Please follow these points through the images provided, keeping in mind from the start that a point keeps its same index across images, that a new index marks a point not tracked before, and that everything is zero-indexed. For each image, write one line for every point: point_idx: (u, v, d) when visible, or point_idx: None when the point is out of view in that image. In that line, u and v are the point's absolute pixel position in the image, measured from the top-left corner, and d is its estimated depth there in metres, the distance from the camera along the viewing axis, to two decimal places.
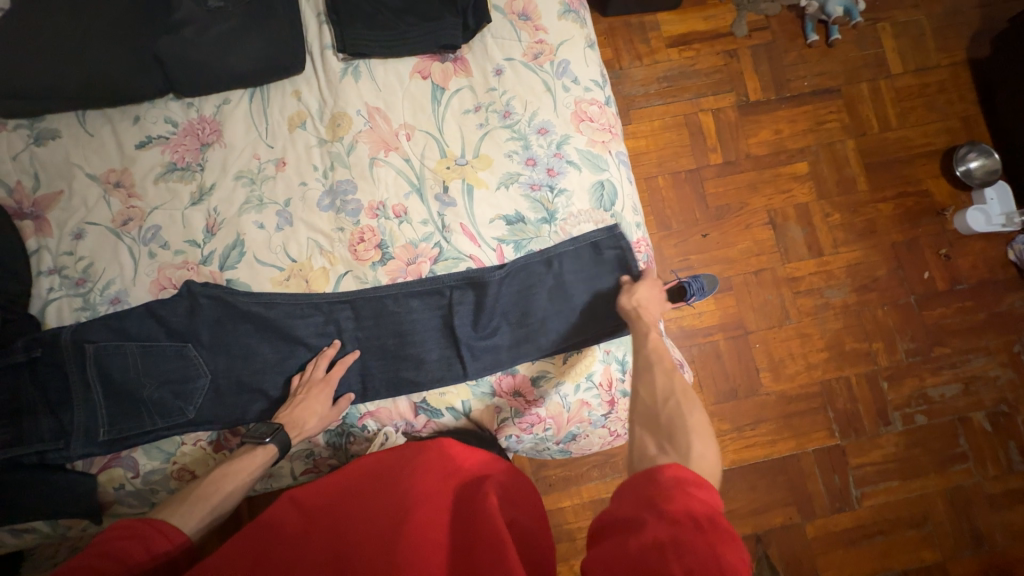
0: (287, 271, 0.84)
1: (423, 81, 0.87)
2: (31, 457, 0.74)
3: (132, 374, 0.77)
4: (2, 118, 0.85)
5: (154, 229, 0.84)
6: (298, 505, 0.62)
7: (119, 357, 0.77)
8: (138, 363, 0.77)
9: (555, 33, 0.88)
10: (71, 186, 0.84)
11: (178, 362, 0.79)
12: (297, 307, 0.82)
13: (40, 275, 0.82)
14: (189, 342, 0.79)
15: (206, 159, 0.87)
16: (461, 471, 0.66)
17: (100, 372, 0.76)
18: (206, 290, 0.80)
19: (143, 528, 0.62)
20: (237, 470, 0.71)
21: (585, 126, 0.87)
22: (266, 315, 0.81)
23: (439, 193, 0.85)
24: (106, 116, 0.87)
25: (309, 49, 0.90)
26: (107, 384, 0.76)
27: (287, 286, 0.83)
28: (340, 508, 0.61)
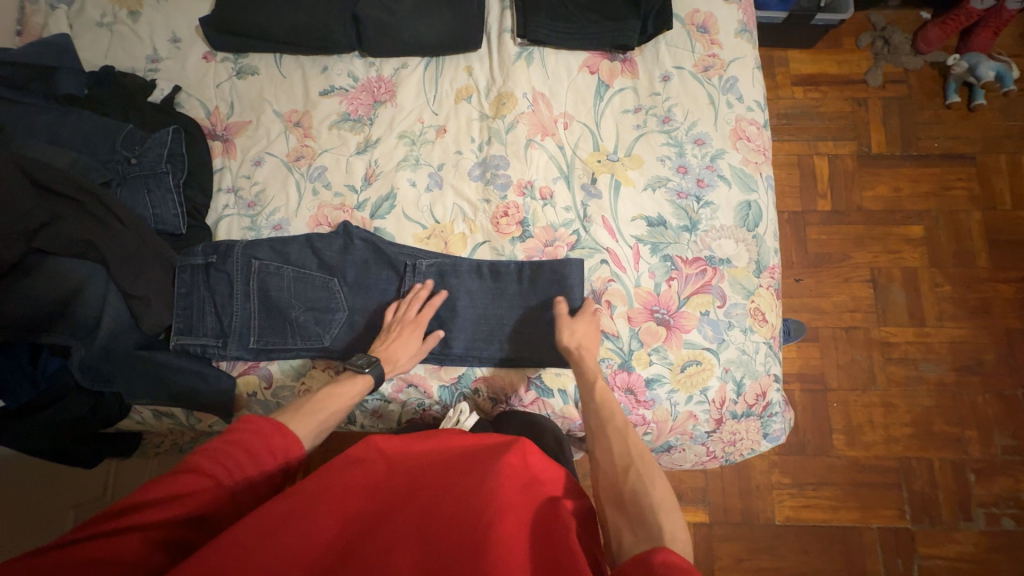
0: (430, 232, 0.89)
1: (590, 76, 0.91)
2: (195, 348, 0.82)
3: (285, 295, 0.84)
4: (215, 50, 0.96)
5: (321, 169, 0.92)
6: (388, 457, 0.59)
7: (278, 279, 0.84)
8: (291, 286, 0.84)
9: (729, 50, 0.89)
10: (258, 119, 0.93)
11: (326, 293, 0.85)
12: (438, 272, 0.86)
13: (218, 192, 0.90)
14: (335, 277, 0.85)
15: (377, 115, 0.94)
16: (534, 480, 0.59)
17: (260, 287, 0.83)
18: (363, 233, 0.87)
19: (269, 427, 0.62)
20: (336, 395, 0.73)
21: (742, 144, 0.87)
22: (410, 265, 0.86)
23: (587, 184, 0.87)
24: (299, 62, 0.96)
25: (488, 29, 0.95)
26: (263, 299, 0.83)
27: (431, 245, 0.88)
28: (428, 477, 0.57)
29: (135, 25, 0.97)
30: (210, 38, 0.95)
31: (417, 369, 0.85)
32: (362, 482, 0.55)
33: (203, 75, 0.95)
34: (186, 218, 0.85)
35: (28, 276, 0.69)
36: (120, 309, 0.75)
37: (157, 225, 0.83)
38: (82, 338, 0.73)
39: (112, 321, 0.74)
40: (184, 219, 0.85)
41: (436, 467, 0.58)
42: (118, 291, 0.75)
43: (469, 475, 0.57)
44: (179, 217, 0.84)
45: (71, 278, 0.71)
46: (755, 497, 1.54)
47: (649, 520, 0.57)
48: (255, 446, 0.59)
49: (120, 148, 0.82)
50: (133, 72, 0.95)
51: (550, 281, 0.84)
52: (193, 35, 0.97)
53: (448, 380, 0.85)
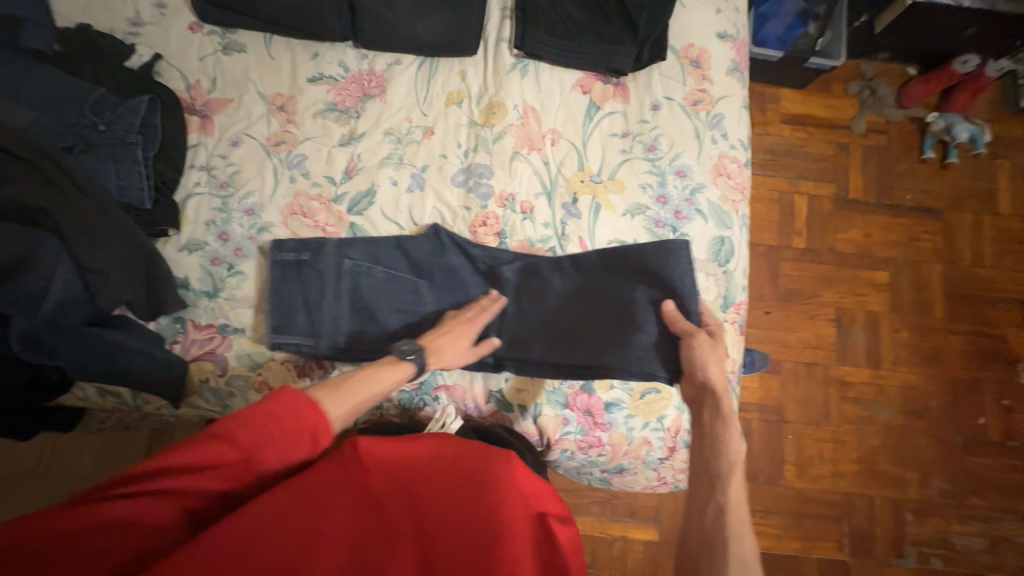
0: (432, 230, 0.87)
1: (582, 96, 0.91)
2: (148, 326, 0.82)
3: (290, 286, 0.83)
4: (202, 21, 0.93)
5: (300, 157, 0.90)
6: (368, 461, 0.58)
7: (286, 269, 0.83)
8: (332, 273, 0.84)
9: (719, 87, 0.91)
10: (240, 98, 0.91)
11: (331, 289, 0.84)
12: (448, 280, 0.86)
13: (190, 168, 0.87)
14: (378, 267, 0.85)
15: (364, 109, 0.92)
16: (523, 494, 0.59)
17: (303, 270, 0.84)
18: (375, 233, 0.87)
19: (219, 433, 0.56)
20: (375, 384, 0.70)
21: (722, 181, 0.89)
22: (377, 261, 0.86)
23: (568, 203, 0.88)
24: (289, 45, 0.94)
25: (486, 36, 0.95)
26: (303, 281, 0.84)
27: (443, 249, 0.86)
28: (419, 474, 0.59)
29: None
30: (197, 8, 0.91)
31: None
32: (349, 490, 0.56)
33: (187, 45, 0.92)
34: (152, 193, 0.81)
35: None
36: (71, 283, 0.72)
37: (120, 197, 0.80)
38: (28, 309, 0.68)
39: (61, 295, 0.71)
40: (149, 194, 0.81)
41: (427, 467, 0.59)
42: (71, 263, 0.71)
43: (455, 485, 0.58)
44: (144, 191, 0.80)
45: (17, 245, 0.67)
46: None
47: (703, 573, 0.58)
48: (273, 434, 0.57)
49: (88, 112, 0.79)
50: (111, 34, 0.91)
51: (561, 294, 0.84)
52: (180, 3, 0.93)
53: (409, 386, 0.84)
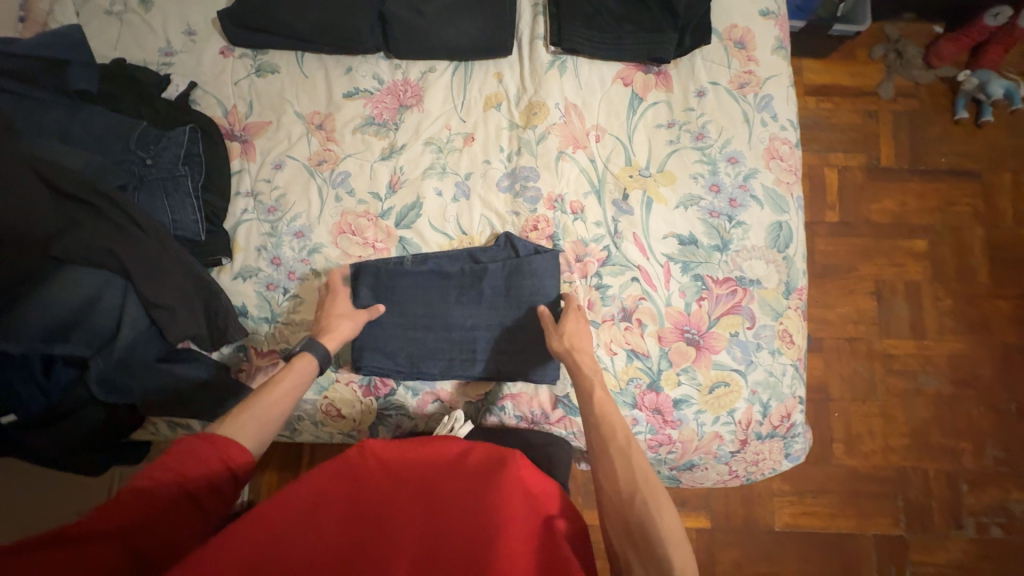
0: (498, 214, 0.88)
1: (623, 88, 0.89)
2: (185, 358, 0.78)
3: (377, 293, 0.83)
4: (233, 45, 0.92)
5: (344, 174, 0.89)
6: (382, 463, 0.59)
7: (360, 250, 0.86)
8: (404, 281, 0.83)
9: (765, 67, 0.87)
10: (279, 120, 0.90)
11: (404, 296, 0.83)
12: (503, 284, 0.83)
13: (237, 195, 0.87)
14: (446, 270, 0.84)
15: (402, 120, 0.91)
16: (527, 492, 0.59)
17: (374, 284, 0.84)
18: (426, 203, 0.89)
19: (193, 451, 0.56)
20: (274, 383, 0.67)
21: (775, 164, 0.86)
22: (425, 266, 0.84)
23: (618, 200, 0.86)
24: (322, 62, 0.93)
25: (519, 35, 0.92)
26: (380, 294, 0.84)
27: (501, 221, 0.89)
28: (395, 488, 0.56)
29: (146, 15, 0.92)
30: (228, 32, 0.90)
31: (443, 384, 0.84)
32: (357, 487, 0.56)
33: (220, 71, 0.91)
34: (204, 224, 0.81)
35: (41, 287, 0.65)
36: (138, 321, 0.71)
37: (176, 232, 0.80)
38: (102, 349, 0.70)
39: (132, 332, 0.70)
40: (202, 225, 0.81)
41: (418, 477, 0.58)
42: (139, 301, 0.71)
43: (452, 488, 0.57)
44: (198, 223, 0.80)
45: (85, 287, 0.68)
46: (756, 504, 1.56)
47: (655, 547, 0.55)
48: (189, 465, 0.55)
49: (134, 147, 0.79)
50: (145, 66, 0.90)
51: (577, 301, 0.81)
52: (209, 28, 0.92)
53: (475, 397, 0.85)
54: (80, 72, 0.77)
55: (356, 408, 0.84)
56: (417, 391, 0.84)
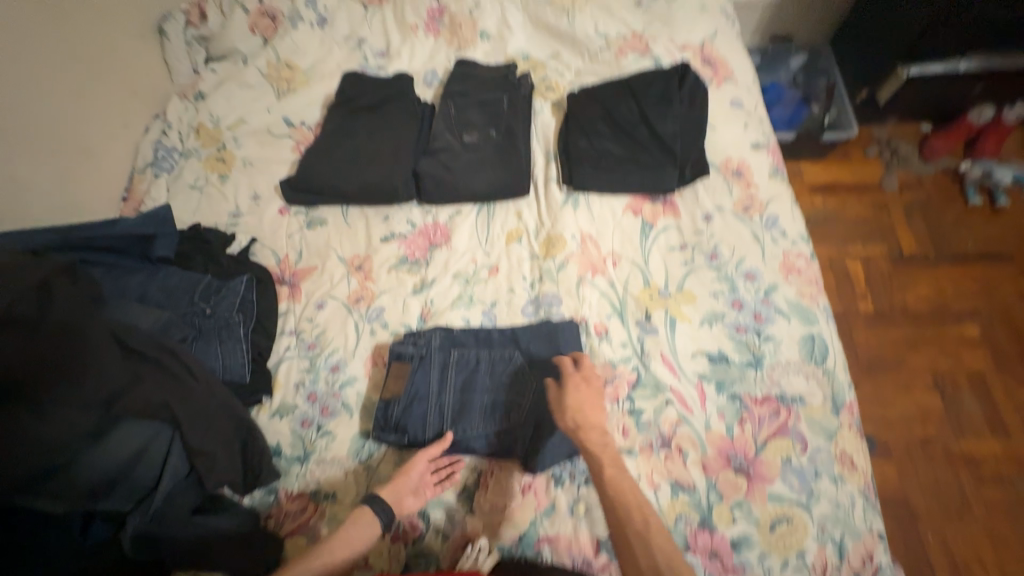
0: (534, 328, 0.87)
1: (634, 217, 0.96)
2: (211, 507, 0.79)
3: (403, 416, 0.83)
4: (289, 205, 1.07)
5: (379, 309, 0.96)
6: None
7: (403, 380, 0.87)
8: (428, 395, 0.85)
9: (766, 190, 0.94)
10: (323, 264, 1.00)
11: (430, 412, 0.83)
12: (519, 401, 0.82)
13: (282, 334, 0.94)
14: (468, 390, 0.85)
15: (433, 257, 1.00)
16: None
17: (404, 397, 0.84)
18: (468, 333, 0.90)
19: None
20: (348, 539, 0.71)
21: (794, 277, 0.88)
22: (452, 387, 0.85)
23: (641, 320, 0.88)
24: (363, 212, 1.06)
25: (535, 178, 1.04)
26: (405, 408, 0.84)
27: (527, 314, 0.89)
28: None
29: (222, 187, 1.10)
30: (287, 195, 1.06)
31: (474, 524, 0.78)
32: None
33: (277, 227, 1.05)
34: (250, 365, 0.87)
35: (100, 444, 0.66)
36: (180, 472, 0.72)
37: (225, 377, 0.85)
38: (139, 505, 0.68)
39: (172, 484, 0.71)
40: (248, 367, 0.87)
41: None
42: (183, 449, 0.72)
43: None
44: (244, 366, 0.86)
45: (136, 442, 0.68)
46: None
47: None
48: None
49: (199, 300, 0.89)
50: (216, 227, 1.05)
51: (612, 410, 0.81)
52: (272, 193, 1.09)
53: (510, 541, 0.76)
54: (163, 243, 0.90)
55: (382, 557, 0.78)
56: (446, 531, 0.79)
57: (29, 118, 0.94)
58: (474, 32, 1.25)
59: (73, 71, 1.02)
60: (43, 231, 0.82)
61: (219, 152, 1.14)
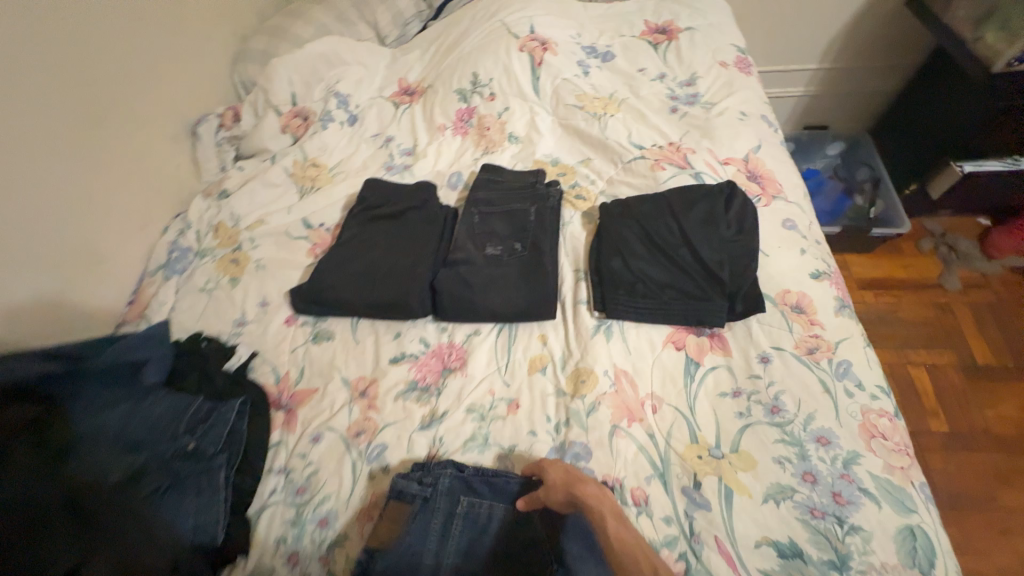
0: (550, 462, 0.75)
1: (676, 351, 0.85)
2: None
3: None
4: (297, 313, 1.00)
5: (381, 447, 0.84)
6: None
7: (399, 530, 0.73)
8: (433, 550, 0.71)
9: (833, 329, 0.82)
10: (326, 386, 0.91)
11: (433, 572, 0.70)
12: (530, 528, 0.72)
13: (269, 472, 0.83)
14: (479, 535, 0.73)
15: (445, 385, 0.89)
16: None
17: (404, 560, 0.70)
18: (483, 477, 0.77)
19: None
20: None
21: (878, 443, 0.72)
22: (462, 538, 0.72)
23: (689, 488, 0.73)
24: (373, 327, 0.97)
25: (562, 297, 0.94)
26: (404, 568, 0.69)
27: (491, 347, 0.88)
28: None
29: (232, 290, 1.05)
30: (295, 305, 0.99)
31: None
32: None
33: (281, 339, 0.97)
34: (226, 520, 0.75)
35: None
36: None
37: (195, 538, 0.72)
38: None
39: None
40: (223, 523, 0.75)
41: None
42: None
43: None
44: (220, 523, 0.74)
45: None
46: None
47: None
48: None
49: (182, 434, 0.78)
50: (217, 338, 0.98)
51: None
52: (281, 300, 1.03)
53: None
54: (152, 369, 0.85)
55: None
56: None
57: (38, 233, 0.89)
58: (503, 134, 1.22)
59: (102, 181, 1.00)
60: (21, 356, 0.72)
61: (234, 253, 1.10)
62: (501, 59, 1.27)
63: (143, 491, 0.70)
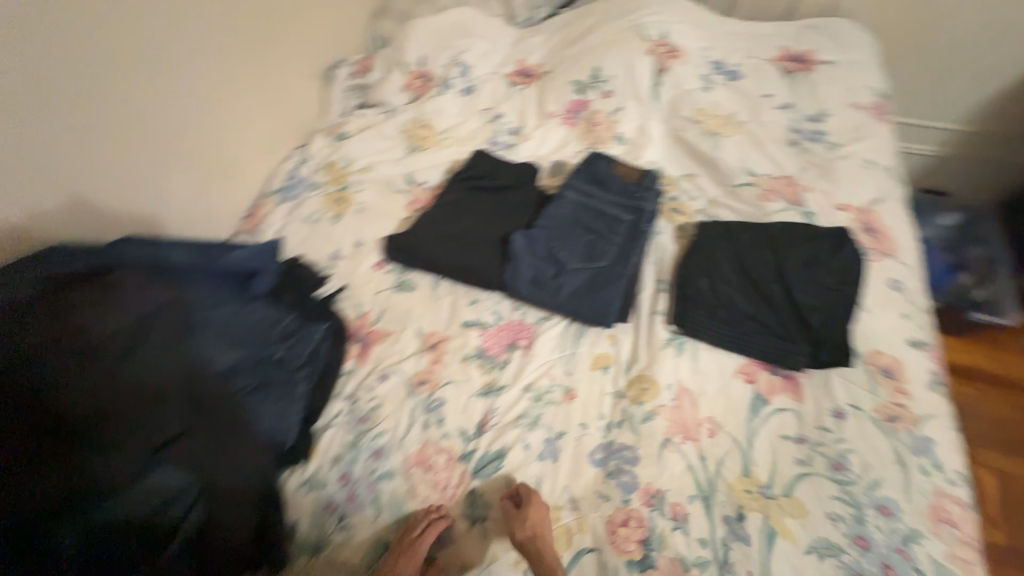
0: (534, 504, 0.74)
1: (745, 383, 0.84)
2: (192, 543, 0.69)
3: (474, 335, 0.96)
4: (386, 260, 1.08)
5: (440, 400, 0.89)
6: None
7: (559, 211, 1.02)
8: (567, 231, 1.00)
9: (922, 403, 0.78)
10: (400, 332, 0.97)
11: (578, 217, 1.01)
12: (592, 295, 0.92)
13: (336, 397, 0.90)
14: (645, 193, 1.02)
15: (509, 361, 0.93)
16: None
17: (578, 202, 1.03)
18: (655, 193, 1.02)
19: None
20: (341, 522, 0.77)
21: (946, 529, 0.69)
22: (580, 244, 0.98)
23: (731, 519, 0.73)
24: (453, 288, 1.02)
25: (639, 303, 0.95)
26: (568, 210, 1.02)
27: (560, 222, 1.01)
28: None
29: (333, 225, 1.14)
30: (387, 251, 1.06)
31: None
32: None
33: (369, 280, 1.05)
34: (296, 429, 0.83)
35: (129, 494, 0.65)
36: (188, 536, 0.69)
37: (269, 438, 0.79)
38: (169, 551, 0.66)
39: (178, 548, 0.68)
40: (294, 431, 0.82)
41: None
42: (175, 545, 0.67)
43: None
44: (290, 429, 0.82)
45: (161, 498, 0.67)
46: None
47: None
48: None
49: (273, 343, 0.86)
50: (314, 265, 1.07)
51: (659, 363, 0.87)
52: (374, 244, 1.10)
53: None
54: (263, 279, 0.92)
55: None
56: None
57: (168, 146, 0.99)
58: (611, 133, 1.24)
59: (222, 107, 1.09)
60: (171, 249, 0.84)
61: (341, 192, 1.19)
62: (626, 59, 1.27)
63: (236, 386, 0.79)
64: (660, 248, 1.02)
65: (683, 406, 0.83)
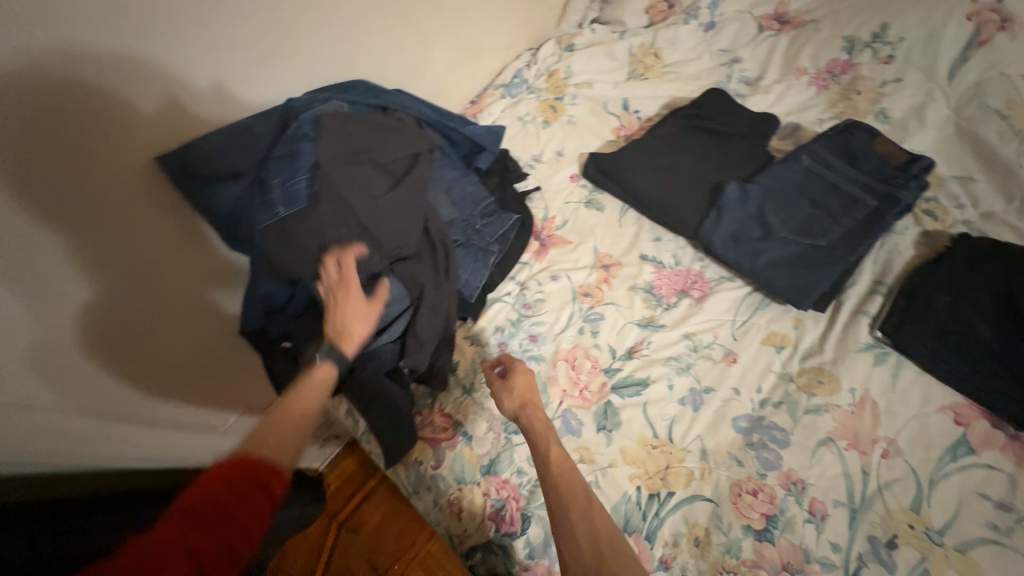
0: (520, 367, 0.81)
1: (952, 422, 0.73)
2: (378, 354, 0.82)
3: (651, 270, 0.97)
4: (582, 175, 1.11)
5: (598, 315, 0.93)
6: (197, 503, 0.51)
7: (786, 175, 0.94)
8: (789, 197, 0.92)
9: None
10: (578, 244, 1.02)
11: (805, 186, 0.92)
12: (797, 270, 0.85)
13: (509, 278, 0.99)
14: (901, 182, 0.89)
15: (676, 305, 0.92)
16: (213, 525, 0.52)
17: (811, 170, 0.93)
18: (916, 184, 0.88)
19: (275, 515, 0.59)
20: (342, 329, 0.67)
21: None
22: (799, 214, 0.90)
23: (878, 542, 0.67)
24: (640, 221, 1.03)
25: (844, 298, 0.86)
26: (798, 176, 0.93)
27: (785, 186, 0.93)
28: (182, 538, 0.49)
29: (542, 130, 1.19)
30: (586, 167, 1.09)
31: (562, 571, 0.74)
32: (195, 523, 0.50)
33: (562, 189, 1.10)
34: (479, 293, 0.94)
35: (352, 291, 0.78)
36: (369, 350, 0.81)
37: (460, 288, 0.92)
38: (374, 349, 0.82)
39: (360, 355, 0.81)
40: (479, 294, 0.94)
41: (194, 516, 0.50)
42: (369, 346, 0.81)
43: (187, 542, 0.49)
44: (474, 289, 0.92)
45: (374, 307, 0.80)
46: None
47: None
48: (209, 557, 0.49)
49: (477, 215, 0.97)
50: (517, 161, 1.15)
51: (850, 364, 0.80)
52: (574, 158, 1.14)
53: None
54: (485, 157, 1.00)
55: (476, 521, 0.80)
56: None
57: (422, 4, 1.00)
58: (871, 106, 1.06)
59: None
60: (409, 100, 0.93)
61: (556, 100, 1.22)
62: (930, 20, 1.05)
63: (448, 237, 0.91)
64: (894, 248, 0.89)
65: (861, 414, 0.76)
